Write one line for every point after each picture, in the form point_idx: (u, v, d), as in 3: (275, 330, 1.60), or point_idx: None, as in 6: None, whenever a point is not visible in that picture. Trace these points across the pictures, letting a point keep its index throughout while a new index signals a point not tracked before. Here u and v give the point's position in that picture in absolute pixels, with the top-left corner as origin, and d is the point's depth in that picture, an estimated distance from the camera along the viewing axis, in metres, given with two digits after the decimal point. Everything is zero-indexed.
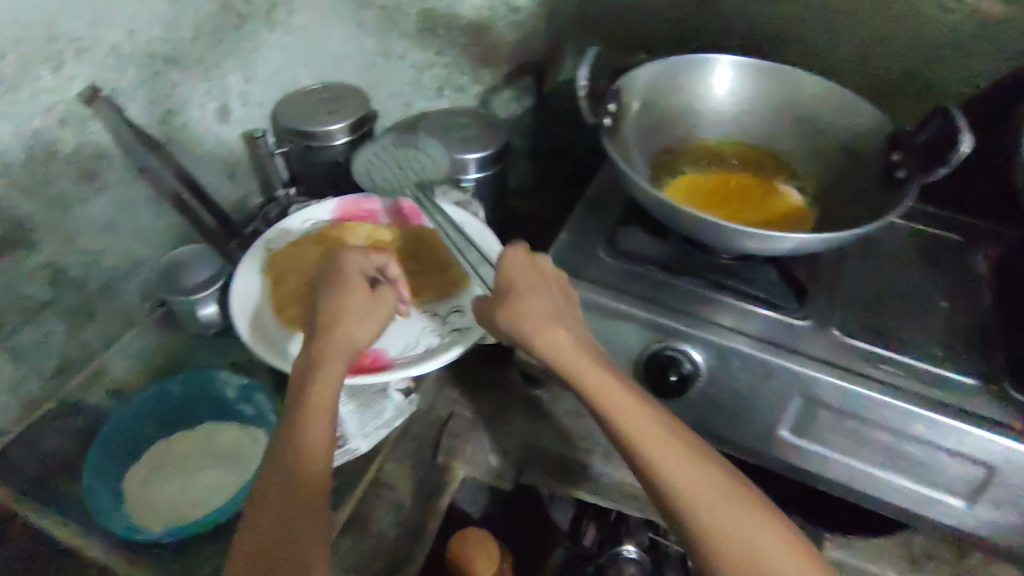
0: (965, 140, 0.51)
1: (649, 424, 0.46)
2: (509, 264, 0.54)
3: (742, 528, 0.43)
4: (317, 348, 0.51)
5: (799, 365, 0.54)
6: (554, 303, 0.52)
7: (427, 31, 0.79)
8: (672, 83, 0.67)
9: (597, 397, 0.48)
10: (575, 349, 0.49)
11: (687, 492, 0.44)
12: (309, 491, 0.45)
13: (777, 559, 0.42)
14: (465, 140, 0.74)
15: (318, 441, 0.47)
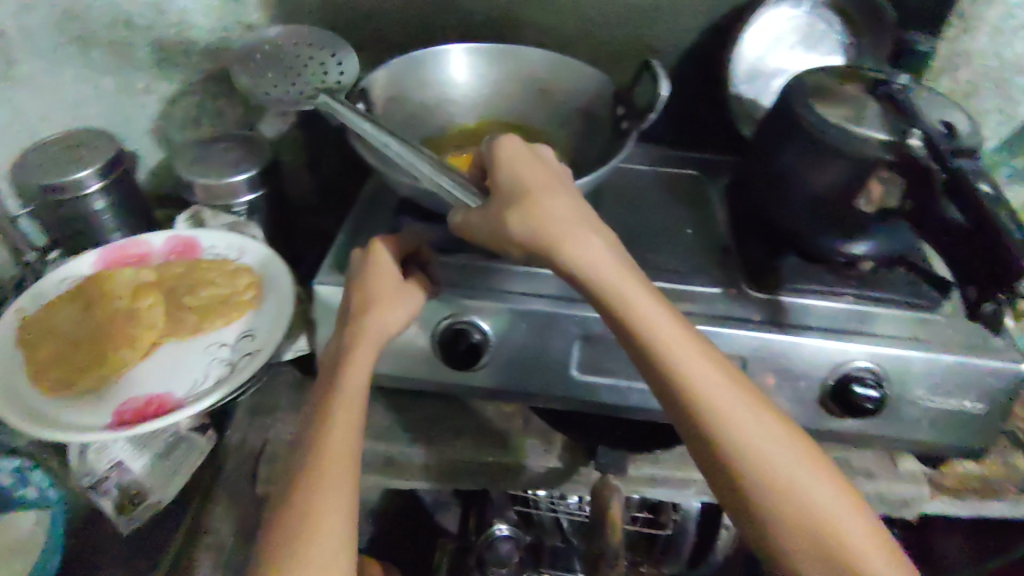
0: (663, 86, 0.60)
1: (676, 333, 0.45)
2: (527, 164, 0.49)
3: (764, 440, 0.43)
4: (348, 328, 0.53)
5: (573, 308, 0.59)
6: (580, 212, 0.47)
7: (164, 60, 0.76)
8: (416, 77, 0.70)
9: (629, 301, 0.45)
10: (607, 258, 0.46)
11: (749, 445, 0.43)
12: (336, 461, 0.46)
13: (799, 470, 0.43)
14: (228, 164, 0.72)
15: (352, 415, 0.48)
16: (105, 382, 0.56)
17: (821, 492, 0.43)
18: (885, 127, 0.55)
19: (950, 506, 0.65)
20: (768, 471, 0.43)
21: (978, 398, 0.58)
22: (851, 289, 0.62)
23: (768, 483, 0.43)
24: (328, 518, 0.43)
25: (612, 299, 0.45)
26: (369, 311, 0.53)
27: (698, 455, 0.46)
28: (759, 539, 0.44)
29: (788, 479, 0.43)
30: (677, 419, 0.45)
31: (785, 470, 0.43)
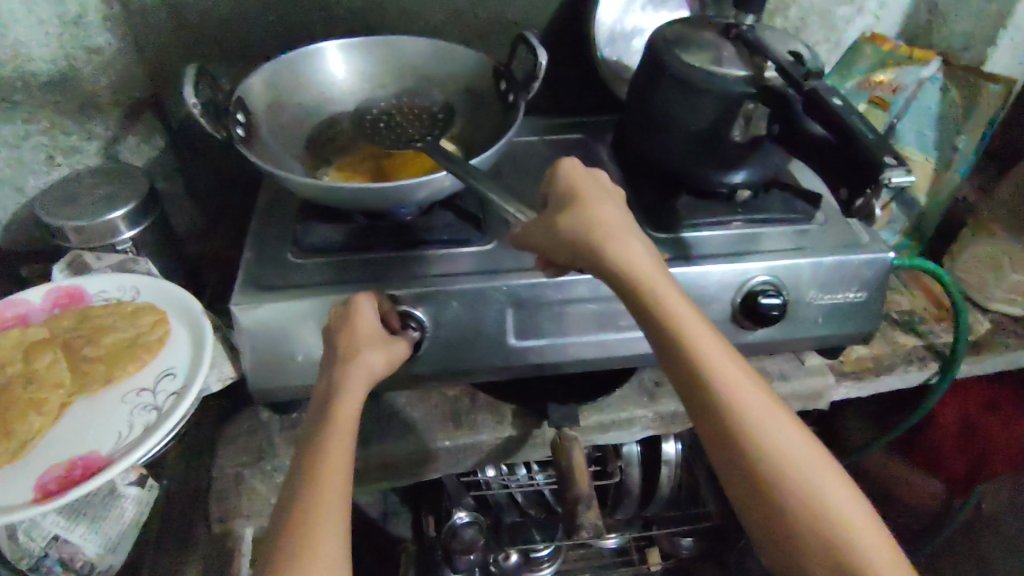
0: (540, 55, 0.63)
1: (706, 331, 0.47)
2: (588, 182, 0.53)
3: (783, 436, 0.44)
4: (336, 380, 0.50)
5: (499, 280, 0.61)
6: (629, 223, 0.51)
7: (2, 100, 0.67)
8: (290, 79, 0.68)
9: (661, 294, 0.47)
10: (645, 259, 0.49)
11: (774, 438, 0.44)
12: (331, 499, 0.43)
13: (809, 463, 0.44)
14: (99, 201, 0.66)
15: (345, 442, 0.46)
16: (14, 454, 0.51)
17: (828, 486, 0.43)
18: (745, 66, 0.60)
19: (853, 388, 0.74)
20: (779, 459, 0.43)
21: (860, 288, 0.67)
22: (740, 214, 0.68)
23: (780, 473, 0.43)
24: (325, 543, 0.41)
25: (645, 289, 0.47)
26: (358, 353, 0.52)
27: (711, 447, 0.46)
28: (767, 534, 0.43)
29: (799, 471, 0.43)
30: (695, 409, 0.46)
31: (797, 460, 0.43)
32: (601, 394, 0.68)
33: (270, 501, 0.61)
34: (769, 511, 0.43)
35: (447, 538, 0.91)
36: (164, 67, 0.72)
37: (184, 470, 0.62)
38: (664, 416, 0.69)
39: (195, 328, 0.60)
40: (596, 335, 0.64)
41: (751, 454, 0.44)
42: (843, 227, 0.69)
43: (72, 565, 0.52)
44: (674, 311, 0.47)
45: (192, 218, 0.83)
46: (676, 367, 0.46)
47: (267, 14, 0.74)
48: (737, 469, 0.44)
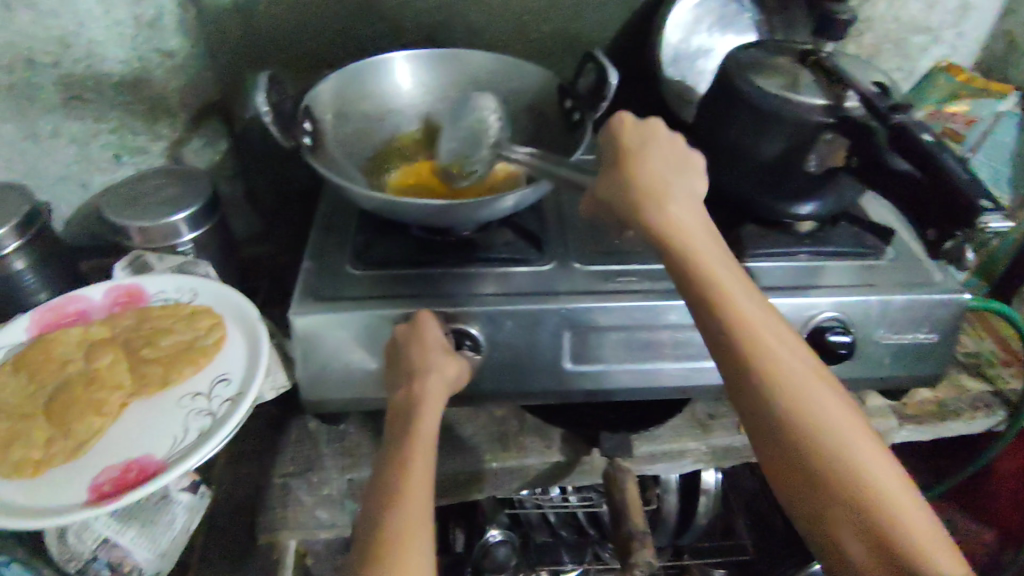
0: (611, 75, 0.62)
1: (745, 295, 0.46)
2: (649, 136, 0.51)
3: (816, 400, 0.44)
4: (414, 389, 0.52)
5: (557, 302, 0.59)
6: (684, 184, 0.50)
7: (74, 98, 0.68)
8: (356, 89, 0.68)
9: (702, 258, 0.47)
10: (692, 222, 0.49)
11: (808, 402, 0.44)
12: (418, 511, 0.45)
13: (846, 432, 0.43)
14: (163, 203, 0.67)
15: (426, 460, 0.48)
16: (73, 454, 0.51)
17: (865, 457, 0.43)
18: (824, 94, 0.58)
19: (915, 432, 0.72)
20: (815, 427, 0.43)
21: (931, 329, 0.64)
22: (807, 247, 0.66)
23: (814, 439, 0.43)
24: (415, 558, 0.42)
25: (687, 252, 0.48)
26: (432, 365, 0.53)
27: (743, 412, 0.46)
28: (793, 490, 0.44)
29: (834, 439, 0.43)
30: (731, 373, 0.46)
31: (834, 429, 0.43)
32: (653, 423, 0.66)
33: (315, 514, 0.60)
34: (795, 467, 0.43)
35: (478, 556, 0.88)
36: (233, 71, 0.73)
37: (233, 475, 0.63)
38: (716, 450, 0.67)
39: (253, 335, 0.60)
40: (653, 364, 0.62)
41: (781, 413, 0.44)
42: (914, 265, 0.66)
43: (122, 569, 0.52)
44: (713, 275, 0.47)
45: (248, 221, 0.84)
46: (713, 331, 0.46)
47: (335, 22, 0.74)
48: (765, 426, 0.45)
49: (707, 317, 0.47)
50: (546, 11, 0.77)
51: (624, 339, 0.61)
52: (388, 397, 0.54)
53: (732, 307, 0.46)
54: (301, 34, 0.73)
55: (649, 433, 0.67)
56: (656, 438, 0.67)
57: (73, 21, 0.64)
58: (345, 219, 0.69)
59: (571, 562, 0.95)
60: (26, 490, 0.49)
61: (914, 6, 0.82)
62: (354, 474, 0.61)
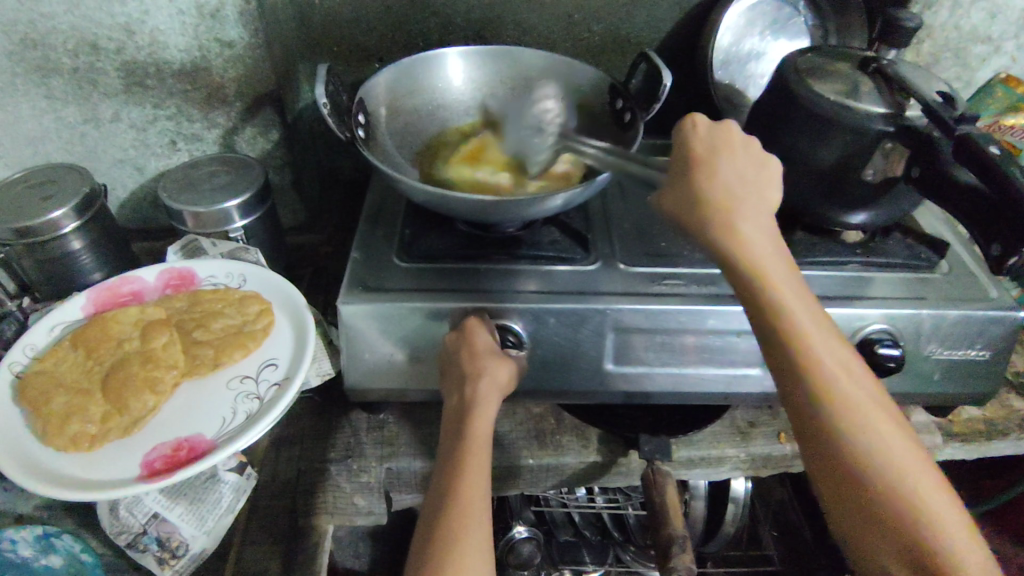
0: (665, 76, 0.62)
1: (810, 310, 0.45)
2: (718, 145, 0.48)
3: (871, 417, 0.43)
4: (465, 396, 0.54)
5: (602, 303, 0.59)
6: (755, 194, 0.47)
7: (134, 84, 0.70)
8: (407, 84, 0.70)
9: (771, 278, 0.45)
10: (762, 238, 0.46)
11: (864, 418, 0.43)
12: (475, 522, 0.47)
13: (900, 453, 0.43)
14: (217, 190, 0.69)
15: (480, 462, 0.50)
16: (128, 428, 0.53)
17: (914, 477, 0.42)
18: (884, 102, 0.57)
19: (961, 450, 0.70)
20: (876, 457, 0.43)
21: (984, 346, 0.62)
22: (857, 257, 0.65)
23: (875, 470, 0.42)
24: (471, 556, 0.45)
25: (755, 270, 0.45)
26: (483, 372, 0.54)
27: (796, 421, 0.45)
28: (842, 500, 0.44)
29: (888, 459, 0.43)
30: (792, 398, 0.45)
31: (894, 460, 0.43)
32: (693, 428, 0.65)
33: (355, 500, 0.61)
34: (848, 479, 0.43)
35: (503, 551, 0.87)
36: (288, 63, 0.74)
37: (276, 458, 0.64)
38: (755, 458, 0.67)
39: (301, 323, 0.61)
40: (697, 368, 0.61)
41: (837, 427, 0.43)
42: (969, 280, 0.65)
43: (169, 545, 0.53)
44: (781, 295, 0.45)
45: (295, 210, 0.85)
46: (777, 355, 0.45)
47: (390, 16, 0.75)
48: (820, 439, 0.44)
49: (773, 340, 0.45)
50: (599, 10, 0.77)
51: (669, 343, 0.60)
52: (444, 402, 0.56)
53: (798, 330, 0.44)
54: (355, 27, 0.75)
55: (688, 437, 0.67)
56: (694, 441, 0.67)
57: (138, 8, 0.65)
58: (393, 211, 0.70)
59: (592, 563, 0.96)
60: (81, 464, 0.50)
61: (974, 15, 0.81)
62: (393, 463, 0.63)
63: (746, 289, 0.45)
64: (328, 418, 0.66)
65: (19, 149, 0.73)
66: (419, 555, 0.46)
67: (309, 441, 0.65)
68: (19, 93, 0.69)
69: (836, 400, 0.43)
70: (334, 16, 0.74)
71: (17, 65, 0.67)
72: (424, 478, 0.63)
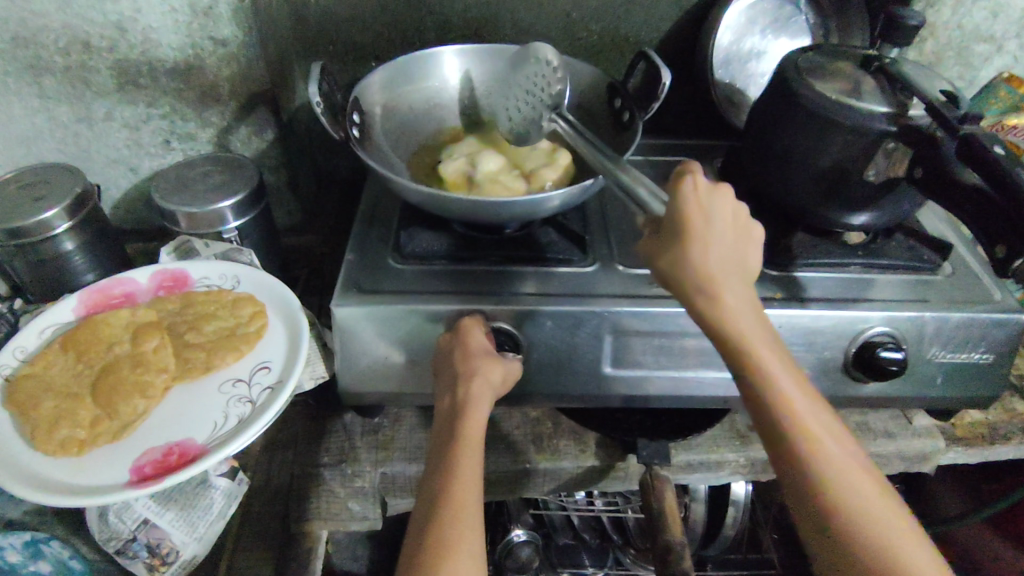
0: (664, 75, 0.61)
1: (797, 384, 0.44)
2: (714, 211, 0.44)
3: (864, 493, 0.42)
4: (456, 399, 0.52)
5: (599, 305, 0.58)
6: (742, 266, 0.45)
7: (127, 83, 0.69)
8: (403, 83, 0.69)
9: (760, 355, 0.44)
10: (749, 314, 0.45)
11: (857, 497, 0.42)
12: (467, 526, 0.46)
13: (893, 529, 0.42)
14: (211, 190, 0.68)
15: (474, 466, 0.49)
16: (117, 433, 0.52)
17: (911, 552, 0.41)
18: (886, 102, 0.57)
19: (963, 454, 0.69)
20: (874, 533, 0.42)
21: (987, 349, 0.61)
22: (858, 258, 0.64)
23: (873, 551, 0.41)
24: (463, 561, 0.44)
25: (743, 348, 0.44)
26: (476, 373, 0.53)
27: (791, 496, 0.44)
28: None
29: (883, 536, 0.42)
30: (786, 472, 0.44)
31: (891, 535, 0.42)
32: (692, 432, 0.65)
33: (348, 505, 0.61)
34: (843, 560, 0.42)
35: (501, 555, 0.86)
36: (283, 62, 0.73)
37: (269, 463, 0.64)
38: (756, 463, 0.66)
39: (295, 325, 0.60)
40: (695, 372, 0.60)
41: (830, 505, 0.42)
42: (972, 282, 0.64)
43: (159, 552, 0.52)
44: (769, 372, 0.44)
45: (291, 210, 0.85)
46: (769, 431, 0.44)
47: (386, 15, 0.74)
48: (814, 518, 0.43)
49: (763, 417, 0.44)
50: (597, 8, 0.76)
51: (667, 347, 0.59)
52: (435, 402, 0.54)
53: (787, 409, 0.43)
54: (351, 26, 0.74)
55: (687, 441, 0.66)
56: (692, 445, 0.66)
57: (130, 6, 0.64)
58: (389, 210, 0.69)
59: (591, 566, 0.95)
60: (70, 470, 0.49)
61: (977, 14, 0.80)
62: (387, 468, 0.62)
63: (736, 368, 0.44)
64: (322, 422, 0.66)
65: (10, 149, 0.72)
66: (409, 559, 0.45)
67: (303, 445, 0.64)
68: (10, 92, 0.68)
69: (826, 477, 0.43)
70: (329, 15, 0.73)
71: (7, 64, 0.66)
72: (418, 483, 0.63)
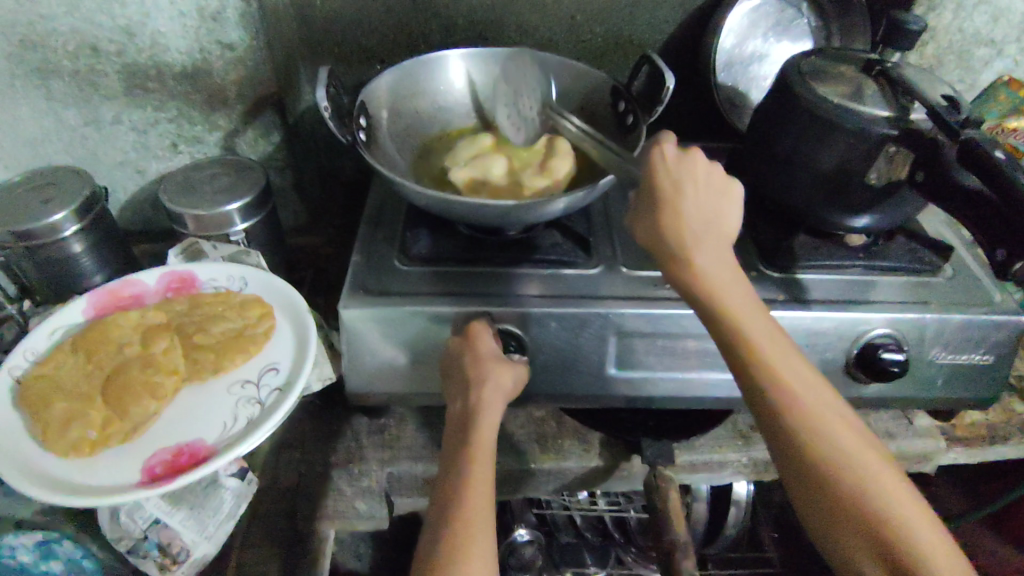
0: (668, 78, 0.62)
1: (766, 330, 0.46)
2: (682, 174, 0.48)
3: (833, 429, 0.44)
4: (467, 400, 0.54)
5: (604, 307, 0.59)
6: (716, 222, 0.48)
7: (135, 87, 0.70)
8: (409, 86, 0.70)
9: (728, 304, 0.46)
10: (721, 269, 0.47)
11: (825, 432, 0.44)
12: (478, 527, 0.46)
13: (861, 463, 0.44)
14: (218, 193, 0.69)
15: (484, 468, 0.50)
16: (128, 433, 0.53)
17: (878, 483, 0.43)
18: (888, 106, 0.57)
19: (963, 454, 0.70)
20: (843, 471, 0.43)
21: (987, 351, 0.62)
22: (859, 261, 0.65)
23: (839, 480, 0.43)
24: (474, 561, 0.45)
25: (714, 301, 0.46)
26: (486, 378, 0.54)
27: (767, 440, 0.46)
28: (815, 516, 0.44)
29: (850, 469, 0.43)
30: (758, 414, 0.46)
31: (863, 475, 0.43)
32: (695, 433, 0.65)
33: (355, 505, 0.61)
34: (812, 491, 0.44)
35: (504, 554, 0.86)
36: (290, 65, 0.74)
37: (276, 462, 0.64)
38: (758, 463, 0.67)
39: (303, 329, 0.60)
40: (698, 373, 0.61)
41: (800, 442, 0.44)
42: (972, 284, 0.65)
43: (171, 550, 0.53)
44: (741, 323, 0.46)
45: (297, 212, 0.85)
46: (744, 382, 0.46)
47: (391, 18, 0.75)
48: (786, 454, 0.45)
49: (734, 363, 0.46)
50: (601, 11, 0.76)
51: (671, 348, 0.59)
52: (446, 406, 0.55)
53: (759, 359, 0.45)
54: (357, 29, 0.75)
55: (690, 441, 0.67)
56: (696, 445, 0.67)
57: (138, 11, 0.65)
58: (395, 213, 0.70)
59: (594, 566, 0.95)
60: (83, 470, 0.50)
61: (978, 17, 0.80)
62: (394, 468, 0.62)
63: (710, 322, 0.47)
64: (328, 423, 0.66)
65: (19, 151, 0.73)
66: (422, 559, 0.46)
67: (311, 445, 0.64)
68: (19, 95, 0.69)
69: (794, 413, 0.45)
70: (334, 18, 0.74)
71: (16, 67, 0.67)
72: (425, 483, 0.63)
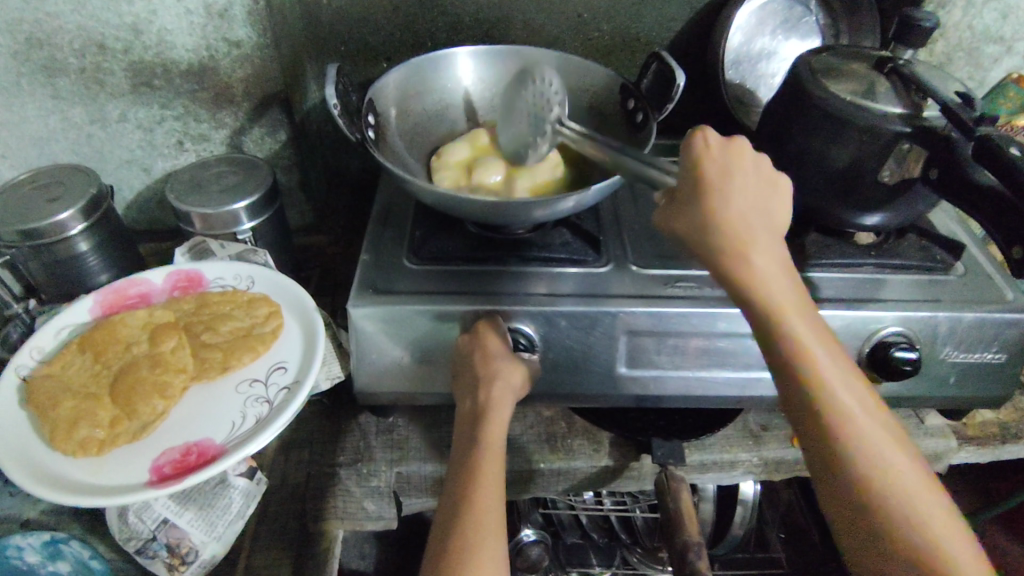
0: (677, 76, 0.61)
1: (815, 329, 0.43)
2: (730, 163, 0.45)
3: (877, 436, 0.42)
4: (478, 399, 0.53)
5: (615, 306, 0.58)
6: (763, 216, 0.45)
7: (142, 85, 0.70)
8: (416, 84, 0.69)
9: (777, 298, 0.43)
10: (774, 268, 0.44)
11: (871, 437, 0.42)
12: (489, 527, 0.46)
13: (905, 472, 0.41)
14: (226, 191, 0.68)
15: (495, 468, 0.49)
16: (136, 434, 0.52)
17: (921, 492, 0.41)
18: (900, 103, 0.57)
19: (975, 454, 0.70)
20: (888, 478, 0.41)
21: (1000, 349, 0.61)
22: (870, 259, 0.64)
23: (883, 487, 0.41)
24: (486, 562, 0.44)
25: (763, 300, 0.43)
26: (497, 376, 0.54)
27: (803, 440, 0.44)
28: (852, 521, 0.42)
29: (895, 476, 0.41)
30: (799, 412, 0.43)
31: (908, 489, 0.41)
32: (704, 432, 0.65)
33: (364, 505, 0.61)
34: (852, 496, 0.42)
35: (512, 553, 0.85)
36: (296, 64, 0.74)
37: (285, 463, 0.64)
38: (769, 462, 0.66)
39: (312, 328, 0.60)
40: (709, 372, 0.60)
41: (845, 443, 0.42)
42: (985, 282, 0.64)
43: (179, 551, 0.53)
44: (792, 328, 0.43)
45: (303, 211, 0.85)
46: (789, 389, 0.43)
47: (398, 16, 0.74)
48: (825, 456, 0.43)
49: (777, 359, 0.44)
50: (609, 8, 0.76)
51: (681, 347, 0.59)
52: (456, 405, 0.55)
53: (810, 366, 0.42)
54: (363, 27, 0.75)
55: (701, 440, 0.67)
56: (706, 444, 0.67)
57: (145, 8, 0.65)
58: (402, 211, 0.69)
59: (599, 566, 0.95)
60: (92, 471, 0.50)
61: (987, 15, 0.80)
62: (402, 468, 0.62)
63: (756, 317, 0.44)
64: (336, 423, 0.66)
65: (25, 150, 0.73)
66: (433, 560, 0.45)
67: (318, 445, 0.64)
68: (25, 93, 0.68)
69: (840, 416, 0.42)
70: (341, 16, 0.74)
71: (22, 65, 0.66)
72: (433, 483, 0.63)
